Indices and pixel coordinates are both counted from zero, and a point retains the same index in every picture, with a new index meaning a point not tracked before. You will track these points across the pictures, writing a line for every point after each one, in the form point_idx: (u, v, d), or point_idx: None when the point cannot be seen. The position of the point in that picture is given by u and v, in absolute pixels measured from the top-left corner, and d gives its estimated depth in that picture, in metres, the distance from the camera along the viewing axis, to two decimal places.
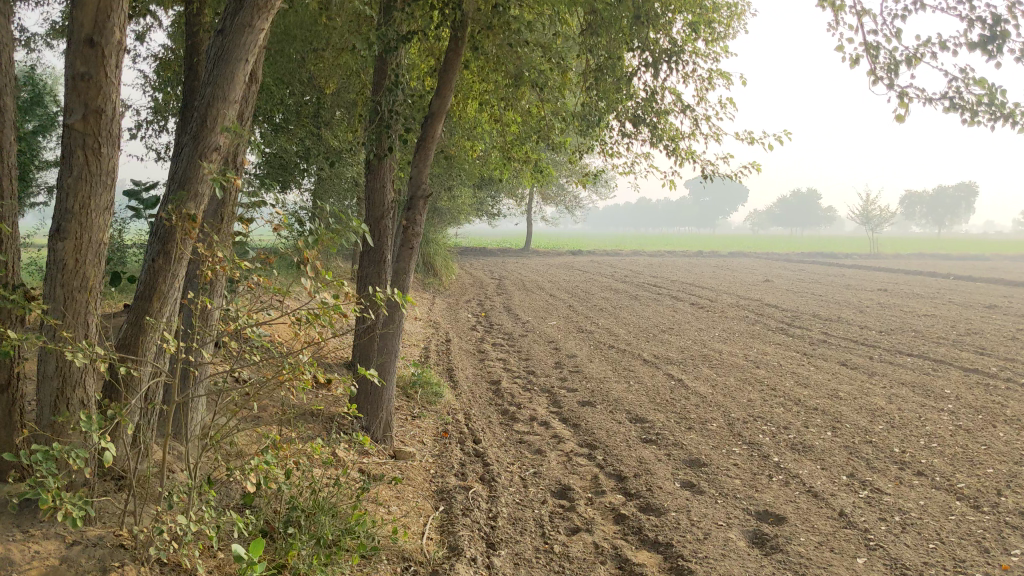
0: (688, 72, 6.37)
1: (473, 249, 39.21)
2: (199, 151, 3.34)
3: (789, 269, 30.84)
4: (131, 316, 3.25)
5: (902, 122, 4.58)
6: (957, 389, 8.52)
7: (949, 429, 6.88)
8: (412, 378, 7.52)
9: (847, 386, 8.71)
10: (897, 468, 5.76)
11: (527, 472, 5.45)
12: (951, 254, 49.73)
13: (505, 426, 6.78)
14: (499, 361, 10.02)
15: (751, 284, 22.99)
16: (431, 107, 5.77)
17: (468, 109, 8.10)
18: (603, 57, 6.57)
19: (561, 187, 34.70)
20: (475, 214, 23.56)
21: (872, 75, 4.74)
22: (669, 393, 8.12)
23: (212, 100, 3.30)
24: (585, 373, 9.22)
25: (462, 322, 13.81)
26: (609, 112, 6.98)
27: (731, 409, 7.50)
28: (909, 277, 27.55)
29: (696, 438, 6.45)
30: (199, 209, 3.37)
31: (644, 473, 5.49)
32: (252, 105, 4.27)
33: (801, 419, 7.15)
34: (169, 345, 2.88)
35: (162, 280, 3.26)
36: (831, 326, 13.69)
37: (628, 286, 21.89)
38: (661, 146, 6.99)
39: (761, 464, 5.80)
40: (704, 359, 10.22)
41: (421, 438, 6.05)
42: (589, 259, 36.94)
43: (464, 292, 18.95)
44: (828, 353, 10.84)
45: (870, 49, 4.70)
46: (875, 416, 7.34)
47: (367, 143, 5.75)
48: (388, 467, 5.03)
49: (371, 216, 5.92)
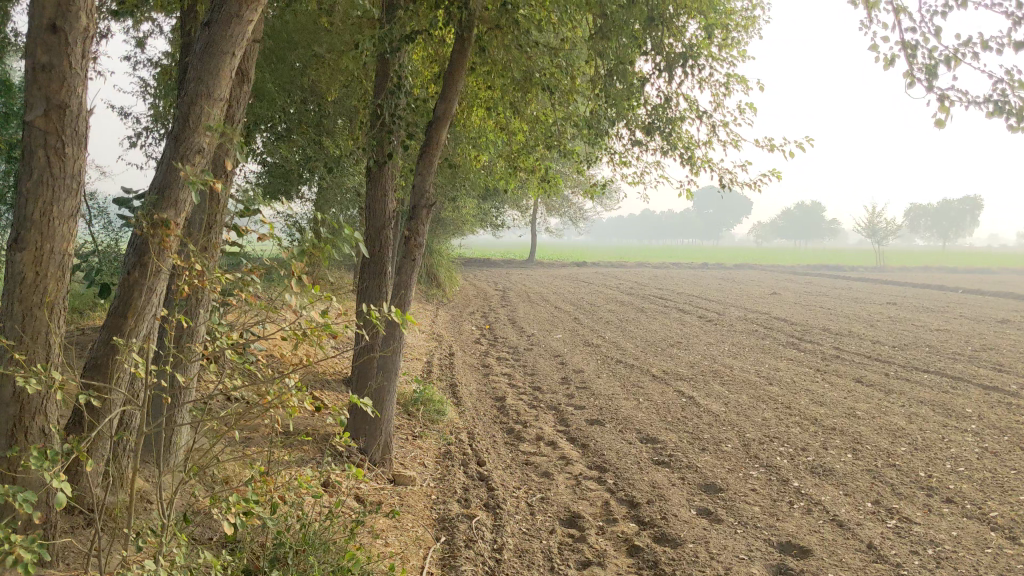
0: (704, 77, 6.11)
1: (476, 261, 38.89)
2: (179, 153, 3.03)
3: (793, 282, 30.55)
4: (106, 333, 2.96)
5: (945, 127, 4.27)
6: (979, 408, 8.20)
7: (975, 452, 6.57)
8: (414, 395, 7.23)
9: (864, 404, 8.39)
10: (924, 495, 5.45)
11: (534, 498, 5.15)
12: (958, 267, 49.51)
13: (510, 446, 6.48)
14: (503, 376, 9.73)
15: (759, 296, 22.72)
16: (435, 112, 5.44)
17: (473, 116, 7.84)
18: (613, 60, 6.29)
19: (565, 198, 34.42)
20: (479, 224, 23.38)
21: (909, 75, 4.43)
22: (681, 412, 7.82)
23: (195, 97, 3.01)
24: (593, 389, 8.91)
25: (465, 335, 13.52)
26: (620, 121, 6.75)
27: (746, 428, 7.19)
28: (915, 291, 27.25)
29: (711, 460, 6.14)
30: (179, 218, 3.07)
31: (658, 500, 5.18)
32: (242, 107, 4.03)
33: (820, 440, 6.85)
34: (138, 368, 2.57)
35: (139, 295, 2.97)
36: (842, 341, 13.38)
37: (634, 298, 21.62)
38: (675, 154, 6.71)
39: (780, 489, 5.49)
40: (715, 374, 9.92)
41: (422, 460, 5.75)
42: (593, 271, 36.72)
43: (467, 304, 18.68)
44: (842, 369, 10.53)
45: (908, 48, 4.40)
46: (896, 436, 7.04)
47: (368, 148, 5.48)
48: (386, 493, 4.74)
49: (371, 225, 5.63)
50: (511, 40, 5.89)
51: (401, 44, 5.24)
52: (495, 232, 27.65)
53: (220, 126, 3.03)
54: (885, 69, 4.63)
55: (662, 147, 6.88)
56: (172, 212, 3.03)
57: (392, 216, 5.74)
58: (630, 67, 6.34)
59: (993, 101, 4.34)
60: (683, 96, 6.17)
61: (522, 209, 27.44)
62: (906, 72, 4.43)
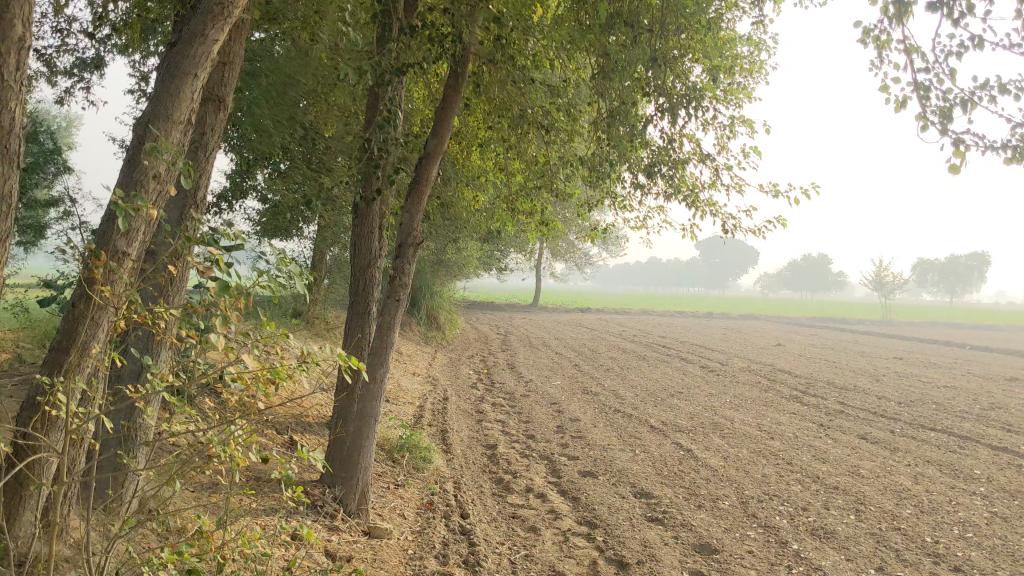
0: (709, 120, 5.94)
1: (480, 304, 38.71)
2: (133, 179, 2.79)
3: (798, 334, 30.26)
4: (44, 370, 2.67)
5: (960, 173, 3.99)
6: (988, 470, 7.90)
7: (984, 517, 6.28)
8: (400, 441, 6.99)
9: (869, 462, 8.10)
10: (931, 562, 5.17)
11: (517, 555, 4.89)
12: (964, 323, 49.17)
13: (497, 497, 6.21)
14: (497, 423, 9.46)
15: (763, 348, 22.42)
16: (426, 148, 5.23)
17: (472, 156, 7.66)
18: (616, 103, 6.09)
19: (570, 243, 34.28)
20: (483, 267, 23.19)
21: (922, 119, 4.17)
22: (678, 465, 7.54)
23: (153, 119, 2.78)
24: (589, 439, 8.63)
25: (462, 379, 13.27)
26: (622, 163, 6.55)
27: (745, 485, 6.91)
28: (922, 346, 26.92)
29: (706, 519, 5.86)
30: (132, 249, 2.80)
31: (649, 560, 4.91)
32: (217, 134, 3.90)
33: (822, 499, 6.57)
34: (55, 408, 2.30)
35: (83, 328, 2.69)
36: (847, 395, 13.09)
37: (637, 346, 21.33)
38: (678, 198, 6.52)
39: (778, 552, 5.21)
40: (715, 427, 9.63)
41: (402, 511, 5.49)
42: (597, 318, 36.48)
43: (467, 348, 18.43)
44: (846, 425, 10.23)
45: (920, 89, 4.17)
46: (902, 498, 6.75)
47: (355, 184, 5.26)
48: (359, 547, 4.49)
49: (357, 262, 5.42)
50: (507, 75, 5.73)
51: (393, 75, 5.01)
52: (499, 275, 27.42)
53: (178, 150, 2.80)
54: (897, 111, 4.41)
55: (664, 191, 6.69)
56: (123, 242, 2.77)
57: (380, 254, 5.51)
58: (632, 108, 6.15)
59: (1012, 146, 4.12)
60: (687, 139, 5.98)
61: (528, 252, 27.31)
62: (919, 114, 4.22)
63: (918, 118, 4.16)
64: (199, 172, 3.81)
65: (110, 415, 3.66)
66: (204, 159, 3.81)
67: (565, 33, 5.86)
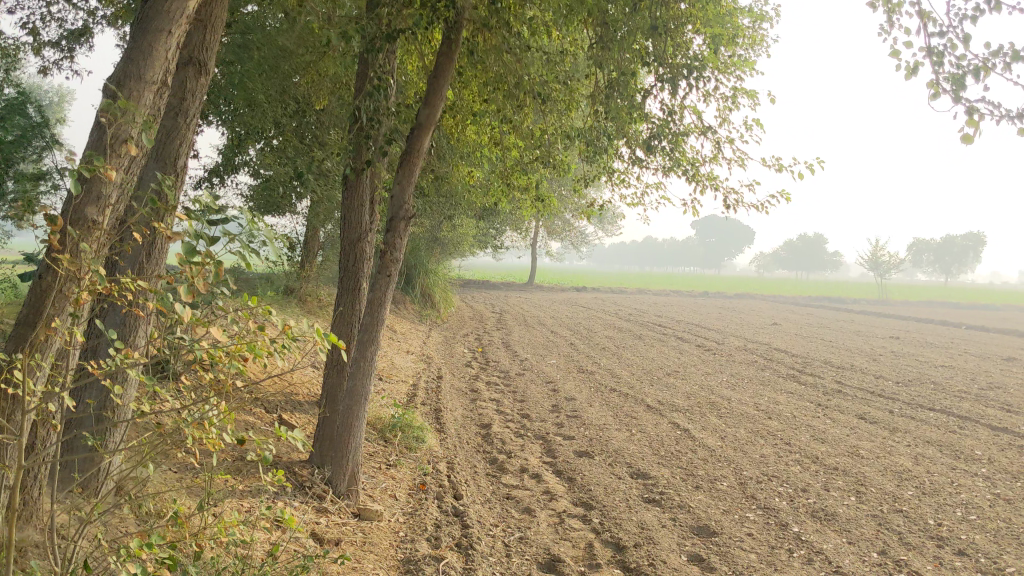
0: (710, 91, 5.77)
1: (475, 282, 38.56)
2: (104, 143, 2.66)
3: (795, 314, 30.14)
4: (9, 345, 2.52)
5: (975, 143, 3.82)
6: (989, 451, 7.79)
7: (986, 498, 6.17)
8: (392, 420, 6.85)
9: (868, 442, 7.99)
10: (935, 546, 5.05)
11: (511, 538, 4.75)
12: (961, 303, 49.14)
13: (491, 478, 6.08)
14: (492, 402, 9.33)
15: (760, 327, 22.31)
16: (418, 118, 5.04)
17: (467, 130, 7.48)
18: (613, 73, 5.93)
19: (566, 222, 34.11)
20: (478, 245, 23.04)
21: (934, 86, 4.00)
22: (675, 445, 7.42)
23: (125, 78, 2.65)
24: (584, 419, 8.50)
25: (456, 357, 13.14)
26: (618, 138, 6.39)
27: (743, 465, 6.79)
28: (918, 325, 26.85)
29: (705, 500, 5.73)
30: (103, 218, 2.65)
31: (646, 543, 4.78)
32: (199, 100, 3.76)
33: (821, 480, 6.45)
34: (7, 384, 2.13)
35: (48, 302, 2.53)
36: (845, 375, 12.98)
37: (633, 325, 21.21)
38: (677, 173, 6.38)
39: (779, 535, 5.09)
40: (712, 406, 9.51)
41: (393, 492, 5.36)
42: (593, 296, 36.35)
43: (461, 326, 18.28)
44: (845, 405, 10.12)
45: (934, 54, 3.99)
46: (903, 479, 6.63)
47: (345, 155, 5.11)
48: (348, 530, 4.36)
49: (347, 237, 5.26)
50: (503, 42, 5.55)
51: (383, 42, 4.85)
52: (495, 254, 27.23)
53: (150, 111, 2.67)
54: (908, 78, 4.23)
55: (662, 165, 6.54)
56: (93, 210, 2.61)
57: (371, 228, 5.34)
58: (631, 78, 5.98)
59: None
60: (688, 110, 5.83)
61: (524, 230, 27.14)
62: (931, 82, 4.05)
63: (931, 85, 3.99)
64: (178, 139, 3.67)
65: (85, 392, 3.51)
66: (184, 127, 3.68)
67: (561, 1, 5.69)
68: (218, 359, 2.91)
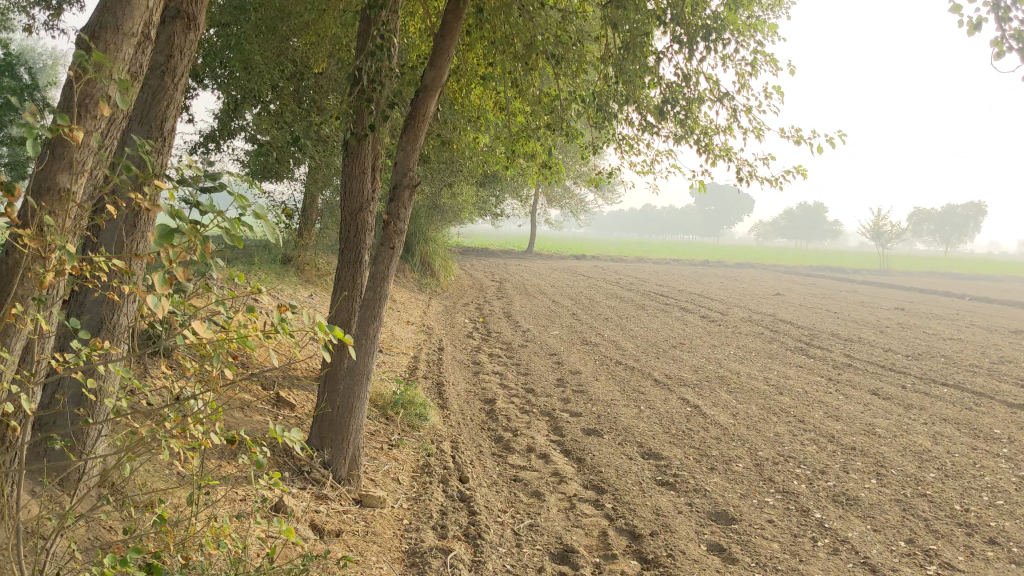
0: (729, 54, 5.45)
1: (475, 250, 38.25)
2: (75, 104, 2.39)
3: (797, 283, 29.84)
4: None
5: None
6: (1009, 430, 7.55)
7: (1012, 481, 5.93)
8: (393, 397, 6.58)
9: (883, 420, 7.75)
10: (964, 534, 4.81)
11: (521, 525, 4.51)
12: (962, 273, 48.90)
13: (497, 458, 5.84)
14: (495, 375, 9.08)
15: (763, 297, 22.03)
16: (422, 80, 4.71)
17: (471, 95, 7.16)
18: (629, 34, 5.62)
19: (566, 189, 33.75)
20: (478, 213, 22.68)
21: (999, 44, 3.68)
22: (686, 423, 7.17)
23: (100, 27, 2.37)
24: (591, 394, 8.24)
25: (457, 328, 12.87)
26: (628, 104, 6.08)
27: (758, 445, 6.54)
28: (922, 296, 26.60)
29: (721, 483, 5.49)
30: (78, 188, 2.38)
31: (663, 531, 4.53)
32: (187, 58, 3.46)
33: (839, 461, 6.21)
34: None
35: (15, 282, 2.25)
36: (853, 347, 12.73)
37: (635, 295, 20.93)
38: (690, 141, 6.08)
39: (801, 522, 4.85)
40: (721, 381, 9.26)
41: (396, 475, 5.11)
42: (593, 265, 36.03)
43: (461, 295, 18.01)
44: (856, 379, 9.87)
45: (999, 8, 3.66)
46: (924, 460, 6.38)
47: (344, 119, 4.80)
48: (349, 519, 4.12)
49: (347, 207, 4.97)
50: None
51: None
52: (495, 222, 26.88)
53: (125, 66, 2.39)
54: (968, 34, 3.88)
55: (674, 132, 6.23)
56: (66, 178, 2.35)
57: (372, 198, 5.05)
58: (646, 39, 5.65)
59: None
60: (705, 74, 5.52)
61: (525, 197, 26.80)
62: (997, 40, 3.73)
63: (998, 43, 3.67)
64: (164, 100, 3.37)
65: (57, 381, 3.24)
66: (170, 87, 3.39)
67: None
68: (200, 345, 2.62)
